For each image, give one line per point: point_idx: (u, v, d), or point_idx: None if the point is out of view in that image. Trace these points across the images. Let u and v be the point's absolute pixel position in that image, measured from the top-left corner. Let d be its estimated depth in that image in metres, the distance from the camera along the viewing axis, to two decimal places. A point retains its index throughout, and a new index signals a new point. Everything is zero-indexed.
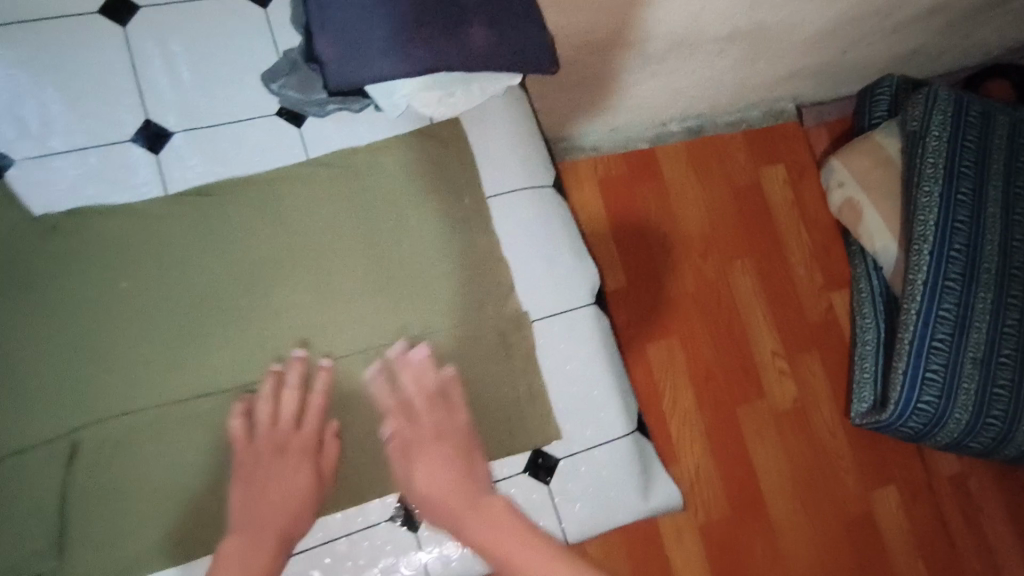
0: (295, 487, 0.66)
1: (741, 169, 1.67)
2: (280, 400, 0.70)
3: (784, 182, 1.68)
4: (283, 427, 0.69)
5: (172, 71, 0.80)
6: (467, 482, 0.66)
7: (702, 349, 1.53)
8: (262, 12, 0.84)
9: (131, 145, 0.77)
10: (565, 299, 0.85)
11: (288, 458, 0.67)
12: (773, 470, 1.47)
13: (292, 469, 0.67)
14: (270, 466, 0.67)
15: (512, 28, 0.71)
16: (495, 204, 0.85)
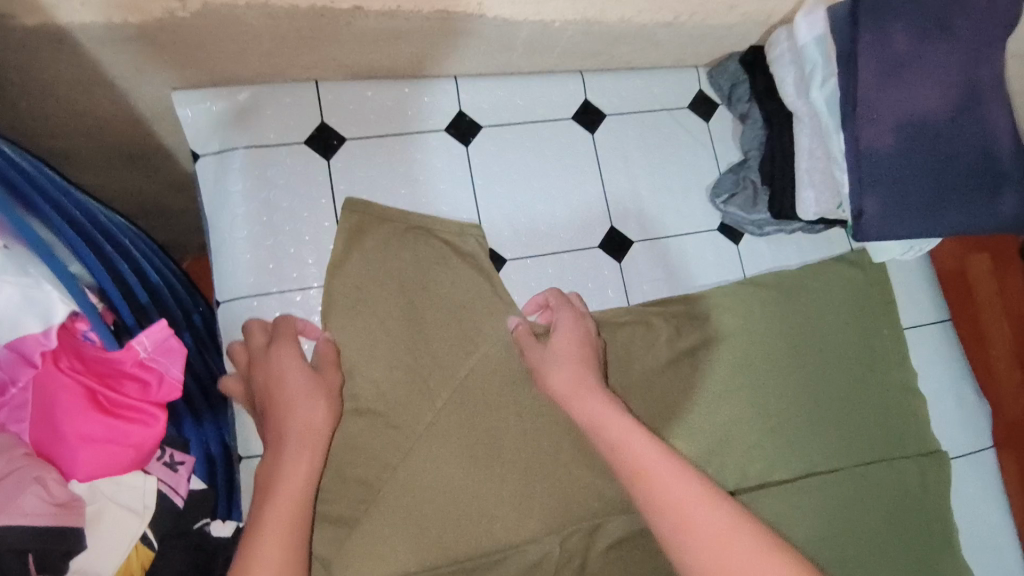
0: (303, 396, 0.63)
1: (948, 268, 1.13)
2: (271, 347, 0.65)
3: (991, 277, 1.13)
4: (259, 348, 0.66)
5: (627, 182, 0.83)
6: (626, 425, 0.63)
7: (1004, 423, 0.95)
8: (705, 125, 0.87)
9: (594, 250, 0.81)
10: (971, 442, 0.85)
11: (279, 357, 0.64)
12: None
13: (287, 360, 0.64)
14: (275, 369, 0.64)
15: None
16: (910, 336, 0.86)
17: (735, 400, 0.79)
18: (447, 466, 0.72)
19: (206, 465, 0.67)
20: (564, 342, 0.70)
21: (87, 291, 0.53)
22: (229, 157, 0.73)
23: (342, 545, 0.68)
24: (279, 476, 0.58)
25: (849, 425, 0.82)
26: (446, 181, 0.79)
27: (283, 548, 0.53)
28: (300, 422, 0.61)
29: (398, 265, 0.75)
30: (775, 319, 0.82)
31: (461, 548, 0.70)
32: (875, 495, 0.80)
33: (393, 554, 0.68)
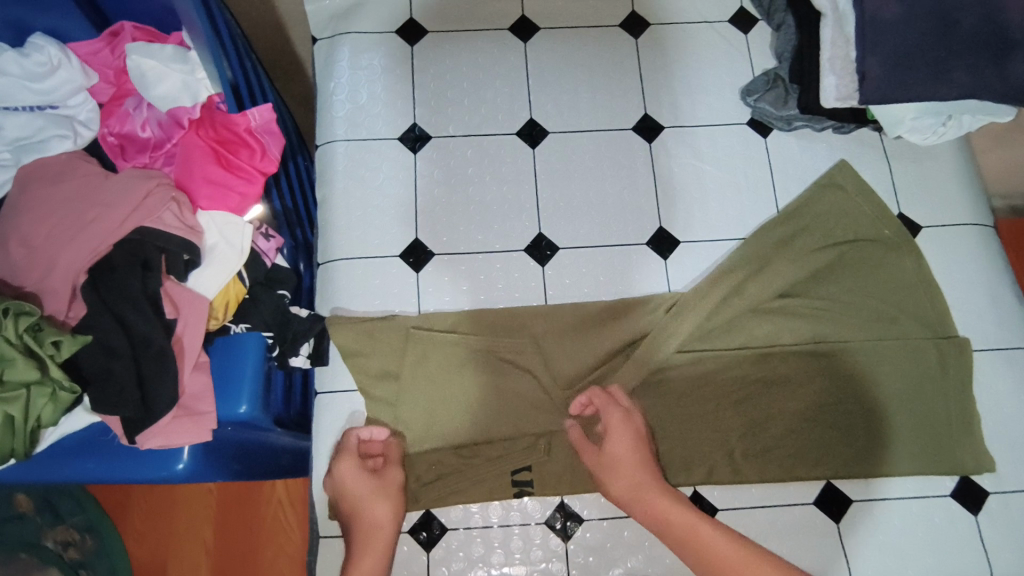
0: (371, 497, 0.74)
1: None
2: (343, 474, 0.76)
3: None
4: (335, 469, 0.76)
5: (666, 79, 0.95)
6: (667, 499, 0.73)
7: None
8: (743, 36, 0.97)
9: (628, 130, 0.92)
10: (1007, 338, 0.84)
11: (349, 478, 0.75)
12: None
13: (355, 483, 0.75)
14: (346, 494, 0.75)
15: None
16: (940, 233, 0.88)
17: (757, 288, 0.84)
18: (477, 313, 0.84)
19: (291, 258, 0.85)
20: (625, 440, 0.76)
21: (230, 87, 0.73)
22: (341, 41, 0.94)
23: (387, 401, 0.80)
24: (355, 553, 0.72)
25: (870, 309, 0.84)
26: (504, 69, 0.94)
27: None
28: (377, 532, 0.72)
29: (458, 128, 0.91)
30: (807, 246, 0.86)
31: (482, 370, 0.81)
32: (891, 371, 0.81)
33: (425, 373, 0.81)
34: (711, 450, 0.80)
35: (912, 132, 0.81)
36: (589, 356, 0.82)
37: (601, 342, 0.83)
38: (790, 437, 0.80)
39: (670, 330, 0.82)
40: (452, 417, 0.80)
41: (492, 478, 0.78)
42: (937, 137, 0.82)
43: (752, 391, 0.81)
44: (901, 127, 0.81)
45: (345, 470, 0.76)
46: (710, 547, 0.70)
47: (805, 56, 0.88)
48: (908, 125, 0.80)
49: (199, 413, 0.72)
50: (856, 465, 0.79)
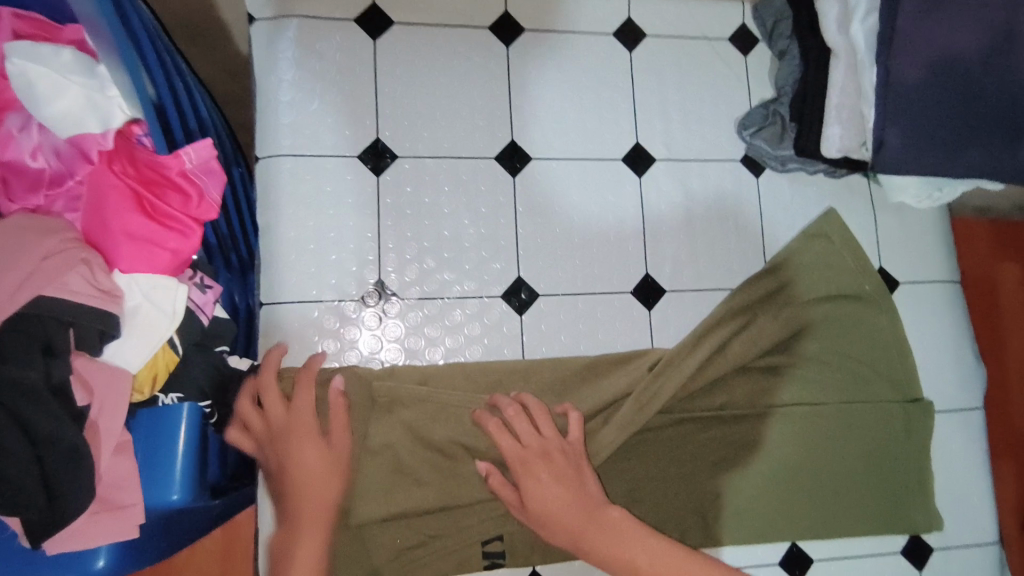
0: (318, 469, 0.66)
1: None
2: (290, 432, 0.67)
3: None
4: (280, 414, 0.68)
5: (660, 103, 0.86)
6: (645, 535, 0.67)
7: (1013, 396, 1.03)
8: (742, 58, 0.89)
9: (616, 160, 0.83)
10: (961, 399, 0.86)
11: (297, 437, 0.67)
12: None
13: (305, 444, 0.66)
14: (288, 450, 0.66)
15: None
16: (914, 289, 0.88)
17: (740, 348, 0.80)
18: (449, 370, 0.75)
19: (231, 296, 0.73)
20: (540, 477, 0.68)
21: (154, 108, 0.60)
22: (285, 27, 0.78)
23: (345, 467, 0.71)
24: (297, 537, 0.64)
25: (844, 371, 0.83)
26: (482, 75, 0.81)
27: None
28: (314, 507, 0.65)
29: (427, 148, 0.79)
30: (792, 302, 0.83)
31: (456, 436, 0.73)
32: (860, 434, 0.82)
33: (392, 439, 0.72)
34: (685, 517, 0.78)
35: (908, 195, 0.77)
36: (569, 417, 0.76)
37: (586, 403, 0.76)
38: (760, 500, 0.80)
39: (655, 391, 0.77)
40: (420, 484, 0.72)
41: (461, 551, 0.73)
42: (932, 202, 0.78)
43: (727, 453, 0.80)
44: (895, 189, 0.77)
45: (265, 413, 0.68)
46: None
47: (810, 92, 0.79)
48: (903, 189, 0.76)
49: (122, 506, 0.60)
50: (819, 528, 0.80)
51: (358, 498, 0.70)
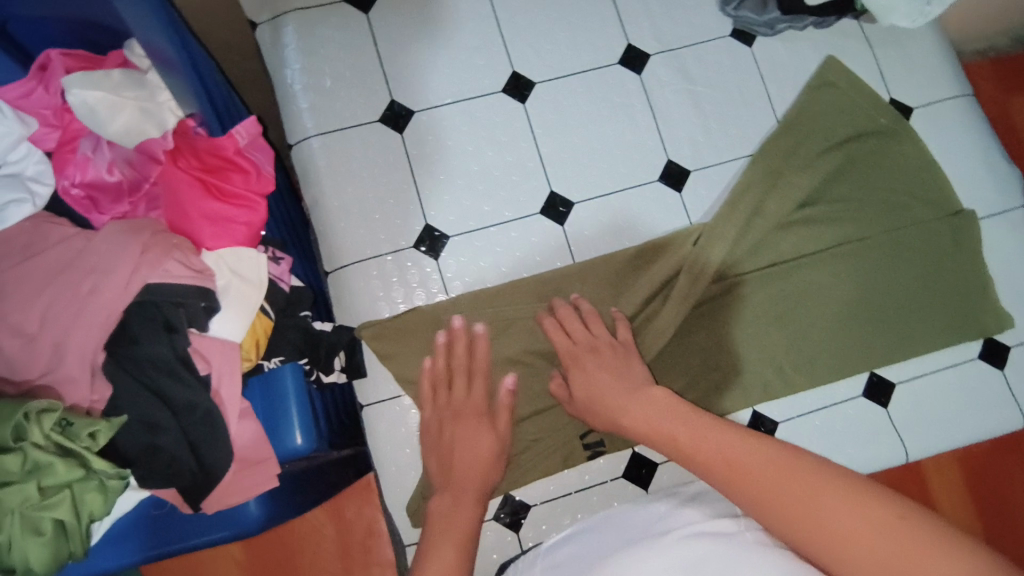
0: (478, 454, 0.71)
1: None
2: (462, 427, 0.73)
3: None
4: (462, 405, 0.74)
5: (642, 2, 0.90)
6: (727, 441, 0.60)
7: None
8: None
9: (615, 65, 0.88)
10: (1001, 201, 0.88)
11: (468, 426, 0.73)
12: None
13: (469, 427, 0.73)
14: (455, 429, 0.72)
15: None
16: (926, 112, 0.90)
17: (774, 204, 0.84)
18: (506, 289, 0.80)
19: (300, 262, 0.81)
20: (587, 368, 0.73)
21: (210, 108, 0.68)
22: (286, 23, 0.84)
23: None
24: (453, 498, 0.68)
25: (882, 202, 0.86)
26: (471, 21, 0.87)
27: (456, 551, 0.62)
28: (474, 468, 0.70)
29: (440, 97, 0.85)
30: (812, 151, 0.86)
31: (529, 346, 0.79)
32: (912, 255, 0.84)
33: None
34: (765, 369, 0.82)
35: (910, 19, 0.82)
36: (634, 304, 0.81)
37: (640, 290, 0.81)
38: (828, 341, 0.83)
39: (703, 263, 0.82)
40: (510, 396, 0.78)
41: (562, 445, 0.78)
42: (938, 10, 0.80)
43: (787, 305, 0.83)
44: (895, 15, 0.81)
45: (457, 383, 0.75)
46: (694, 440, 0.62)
47: None
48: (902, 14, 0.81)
49: (258, 461, 0.67)
50: (891, 353, 0.83)
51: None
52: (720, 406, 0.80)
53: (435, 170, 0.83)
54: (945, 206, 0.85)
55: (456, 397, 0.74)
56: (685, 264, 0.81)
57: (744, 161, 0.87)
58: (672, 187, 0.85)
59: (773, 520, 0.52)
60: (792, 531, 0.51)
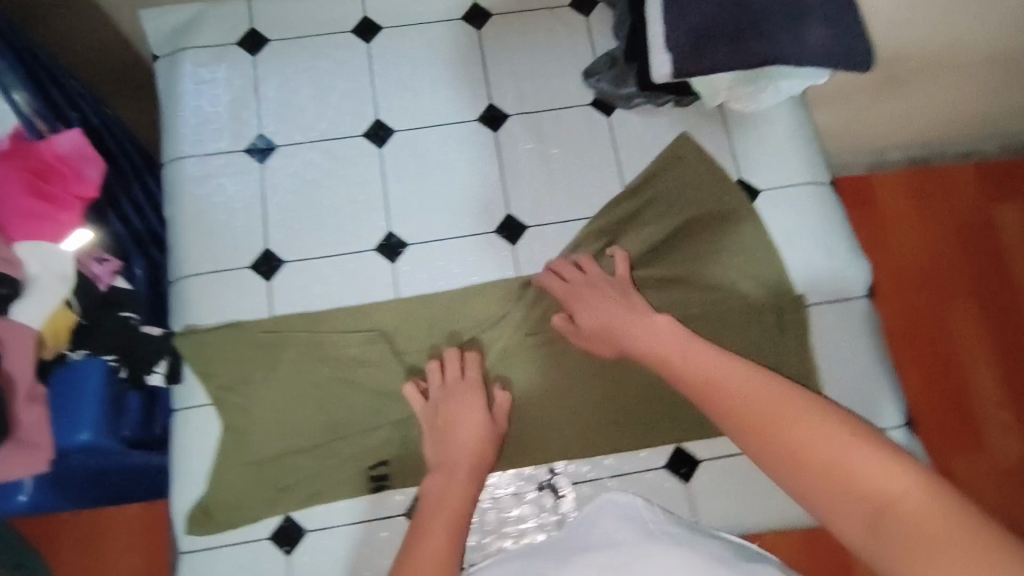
0: (473, 433, 0.77)
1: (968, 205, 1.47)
2: (455, 398, 0.79)
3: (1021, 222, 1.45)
4: (454, 382, 0.81)
5: (511, 65, 0.95)
6: (709, 372, 0.69)
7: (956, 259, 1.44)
8: (585, 19, 0.97)
9: (474, 122, 0.93)
10: (842, 290, 0.88)
11: (471, 404, 0.79)
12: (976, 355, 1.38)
13: (469, 400, 0.79)
14: (443, 408, 0.79)
15: (846, 30, 0.77)
16: (775, 195, 0.91)
17: (603, 267, 0.87)
18: (327, 318, 0.84)
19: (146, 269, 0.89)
20: (591, 300, 0.82)
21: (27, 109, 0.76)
22: (182, 58, 0.93)
23: (239, 406, 0.80)
24: (440, 472, 0.75)
25: (714, 277, 0.87)
26: (346, 69, 0.94)
27: (447, 530, 0.68)
28: (452, 455, 0.76)
29: (304, 134, 0.91)
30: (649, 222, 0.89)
31: (336, 375, 0.82)
32: (734, 332, 0.85)
33: (279, 386, 0.81)
34: (571, 427, 0.82)
35: (750, 105, 0.88)
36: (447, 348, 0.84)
37: (454, 335, 0.85)
38: (638, 407, 0.83)
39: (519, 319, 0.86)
40: (308, 420, 0.81)
41: (351, 475, 0.80)
42: (777, 98, 0.86)
43: (602, 365, 0.84)
44: (737, 102, 0.87)
45: (434, 373, 0.82)
46: (715, 370, 0.69)
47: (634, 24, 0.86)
48: (743, 101, 0.87)
49: (33, 444, 0.71)
50: (700, 427, 0.82)
51: (253, 434, 0.80)
52: (512, 458, 0.81)
53: (286, 201, 0.89)
54: (776, 289, 0.86)
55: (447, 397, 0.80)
56: (503, 318, 0.86)
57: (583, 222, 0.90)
58: (508, 240, 0.89)
59: (798, 474, 0.56)
60: (818, 485, 0.55)
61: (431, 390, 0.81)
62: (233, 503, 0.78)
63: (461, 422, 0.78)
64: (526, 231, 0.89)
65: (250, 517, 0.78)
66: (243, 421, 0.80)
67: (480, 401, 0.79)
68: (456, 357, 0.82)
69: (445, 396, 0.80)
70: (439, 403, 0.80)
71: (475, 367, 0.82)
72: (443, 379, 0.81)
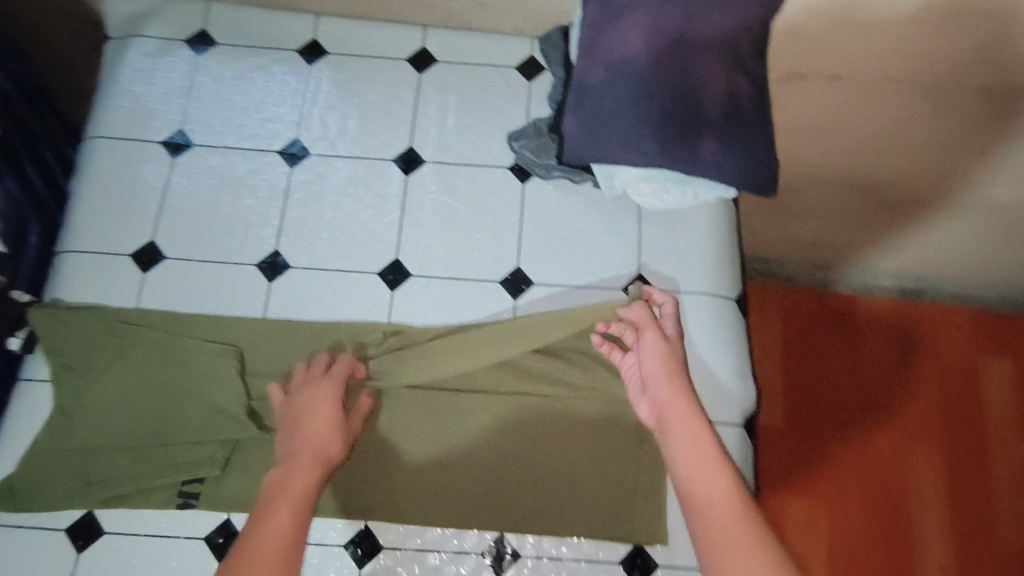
0: (326, 425, 0.73)
1: (957, 353, 1.40)
2: (311, 390, 0.76)
3: (1008, 383, 1.38)
4: (317, 378, 0.78)
5: (442, 115, 0.96)
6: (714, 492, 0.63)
7: (908, 380, 1.38)
8: (526, 83, 0.98)
9: (390, 163, 0.93)
10: (717, 410, 0.83)
11: (325, 397, 0.75)
12: (927, 489, 1.30)
13: (324, 394, 0.76)
14: (297, 402, 0.76)
15: (743, 148, 0.75)
16: (672, 298, 0.87)
17: (476, 345, 0.82)
18: (187, 322, 0.84)
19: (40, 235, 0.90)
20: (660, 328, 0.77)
21: None
22: (131, 46, 0.95)
23: (75, 390, 0.80)
24: (287, 461, 0.69)
25: (583, 377, 0.84)
26: (282, 86, 0.96)
27: (292, 518, 0.63)
28: (305, 442, 0.71)
29: (223, 140, 0.93)
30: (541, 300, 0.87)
31: (177, 381, 0.81)
32: (582, 434, 0.82)
33: (118, 379, 0.80)
34: (396, 488, 0.80)
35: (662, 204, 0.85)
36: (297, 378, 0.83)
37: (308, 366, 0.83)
38: (478, 484, 0.80)
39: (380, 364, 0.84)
40: (136, 421, 0.79)
41: (162, 486, 0.78)
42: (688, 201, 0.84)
43: (455, 432, 0.82)
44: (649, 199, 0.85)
45: (311, 367, 0.79)
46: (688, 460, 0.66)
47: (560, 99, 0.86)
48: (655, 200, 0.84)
49: None
50: (532, 520, 0.80)
51: (77, 422, 0.79)
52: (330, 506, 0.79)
53: (187, 199, 0.90)
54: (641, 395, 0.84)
55: (305, 393, 0.76)
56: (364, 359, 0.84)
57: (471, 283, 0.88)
58: (391, 284, 0.88)
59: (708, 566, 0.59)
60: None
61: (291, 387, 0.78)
62: (38, 487, 0.77)
63: (320, 420, 0.73)
64: (411, 279, 0.88)
65: (48, 506, 0.76)
66: (72, 406, 0.79)
67: (336, 402, 0.75)
68: (341, 363, 0.79)
69: (305, 391, 0.76)
70: (294, 398, 0.76)
71: (342, 367, 0.79)
72: (308, 370, 0.79)
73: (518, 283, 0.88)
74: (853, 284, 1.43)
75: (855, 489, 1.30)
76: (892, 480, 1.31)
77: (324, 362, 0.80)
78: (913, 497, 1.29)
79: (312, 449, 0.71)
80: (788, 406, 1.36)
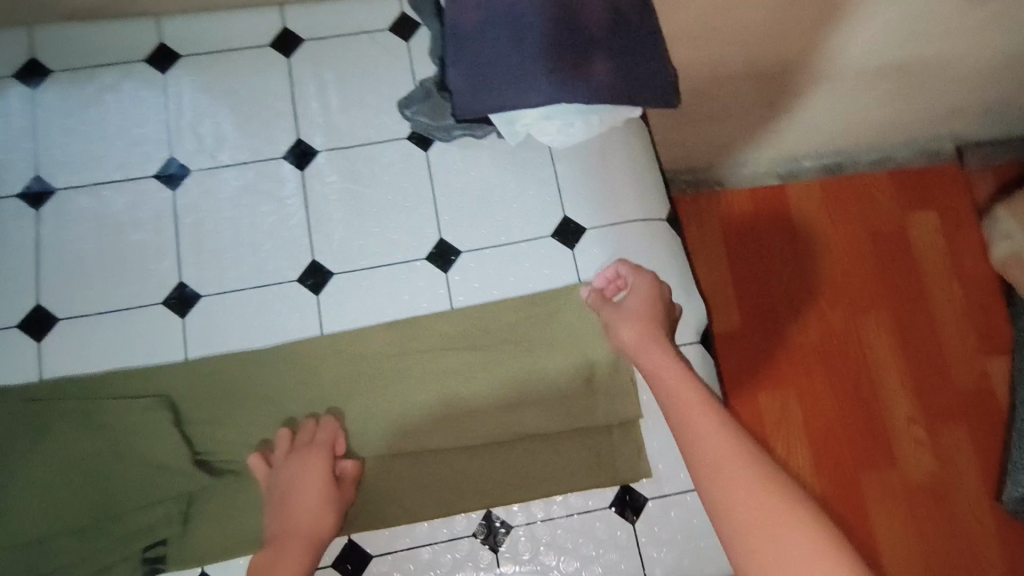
0: (311, 500, 0.70)
1: (885, 217, 1.43)
2: (298, 459, 0.72)
3: (934, 231, 1.42)
4: (304, 447, 0.74)
5: (323, 97, 0.89)
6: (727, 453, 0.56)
7: (845, 252, 1.41)
8: (404, 44, 0.91)
9: (281, 160, 0.86)
10: None
11: (314, 468, 0.72)
12: (879, 351, 1.35)
13: (314, 463, 0.72)
14: (284, 474, 0.72)
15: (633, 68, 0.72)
16: (604, 233, 0.85)
17: (428, 331, 0.81)
18: (104, 382, 0.77)
19: None
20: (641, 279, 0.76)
21: None
22: None
23: None
24: (278, 549, 0.67)
25: (535, 337, 0.81)
26: (139, 104, 0.87)
27: None
28: (293, 523, 0.68)
29: (89, 177, 0.84)
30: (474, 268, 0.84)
31: (107, 445, 0.75)
32: (546, 390, 0.79)
33: (41, 459, 0.73)
34: (369, 491, 0.77)
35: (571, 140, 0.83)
36: (238, 409, 0.78)
37: (247, 394, 0.78)
38: (453, 468, 0.78)
39: (323, 372, 0.79)
40: (75, 497, 0.73)
41: (122, 556, 0.73)
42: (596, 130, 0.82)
43: (415, 423, 0.78)
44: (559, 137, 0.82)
45: (297, 434, 0.75)
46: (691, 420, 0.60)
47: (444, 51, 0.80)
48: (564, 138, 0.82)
49: None
50: (516, 487, 0.78)
51: (9, 517, 0.72)
52: None
53: (65, 249, 0.81)
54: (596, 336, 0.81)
55: (288, 467, 0.72)
56: (306, 371, 0.79)
57: (396, 265, 0.84)
58: (314, 289, 0.82)
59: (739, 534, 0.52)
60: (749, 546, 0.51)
61: (276, 456, 0.74)
62: None
63: (306, 506, 0.70)
64: (334, 277, 0.83)
65: None
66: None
67: (324, 478, 0.71)
68: (330, 433, 0.75)
69: (289, 467, 0.72)
70: (277, 472, 0.72)
71: (337, 437, 0.75)
72: (293, 442, 0.74)
73: (446, 255, 0.84)
74: (779, 171, 1.43)
75: (815, 366, 1.34)
76: (847, 349, 1.35)
77: (309, 433, 0.75)
78: (869, 361, 1.34)
79: (301, 537, 0.68)
80: (740, 307, 1.38)
